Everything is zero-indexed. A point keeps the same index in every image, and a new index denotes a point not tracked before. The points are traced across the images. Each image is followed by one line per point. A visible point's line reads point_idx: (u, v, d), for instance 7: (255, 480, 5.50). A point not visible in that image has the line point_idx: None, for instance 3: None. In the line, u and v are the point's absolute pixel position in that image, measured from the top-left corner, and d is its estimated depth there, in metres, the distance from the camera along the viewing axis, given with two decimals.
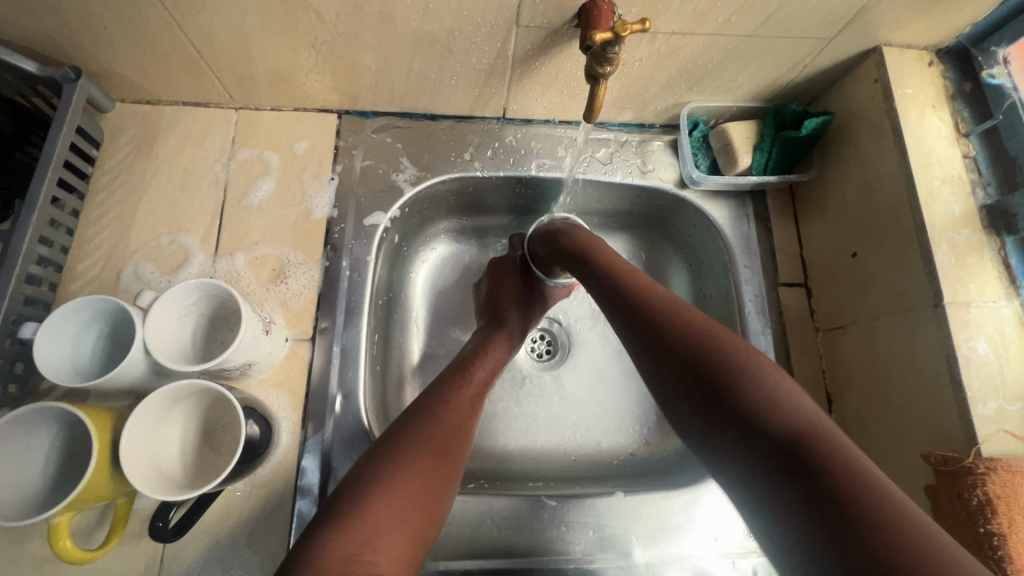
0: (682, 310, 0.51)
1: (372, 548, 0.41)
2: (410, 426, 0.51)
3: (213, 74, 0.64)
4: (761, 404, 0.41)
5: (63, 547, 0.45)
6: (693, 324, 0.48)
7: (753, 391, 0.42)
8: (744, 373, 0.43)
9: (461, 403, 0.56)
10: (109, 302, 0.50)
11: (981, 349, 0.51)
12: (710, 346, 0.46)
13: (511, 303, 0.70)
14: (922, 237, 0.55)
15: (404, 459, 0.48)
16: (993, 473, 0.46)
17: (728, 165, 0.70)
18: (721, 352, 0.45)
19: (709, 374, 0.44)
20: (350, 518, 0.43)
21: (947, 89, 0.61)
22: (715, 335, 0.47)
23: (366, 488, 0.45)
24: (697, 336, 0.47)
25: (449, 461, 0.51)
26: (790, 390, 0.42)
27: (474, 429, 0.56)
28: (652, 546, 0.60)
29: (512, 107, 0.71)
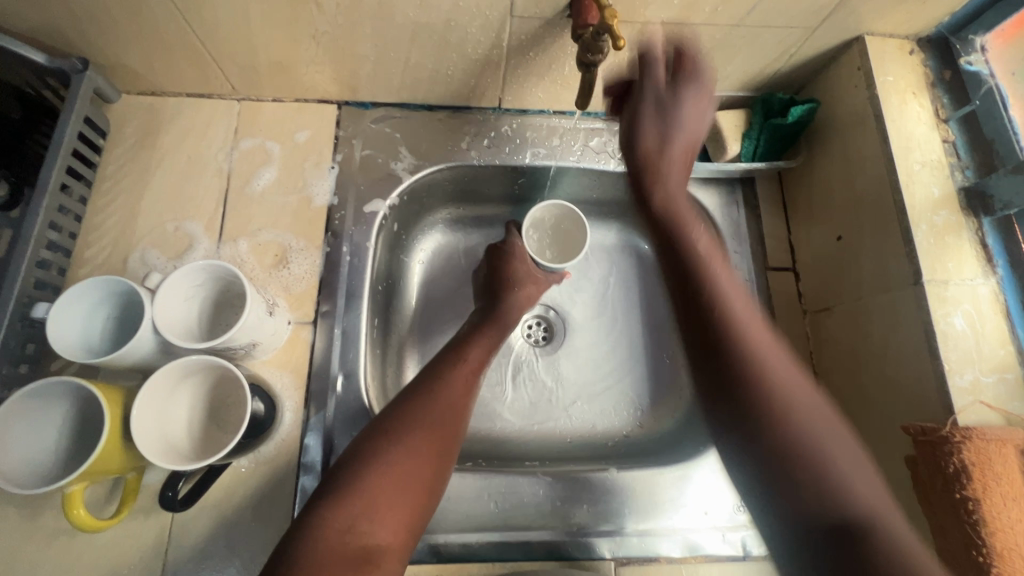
0: (770, 371, 0.49)
1: (367, 521, 0.45)
2: (406, 403, 0.54)
3: (216, 65, 0.66)
4: (822, 485, 0.43)
5: (78, 514, 0.46)
6: (781, 386, 0.47)
7: (823, 474, 0.43)
8: (819, 458, 0.44)
9: (456, 381, 0.58)
10: (118, 282, 0.52)
11: (958, 324, 0.53)
12: (792, 416, 0.46)
13: (510, 286, 0.72)
14: (902, 218, 0.57)
15: (400, 435, 0.50)
16: (968, 441, 0.48)
17: (718, 152, 0.72)
18: (799, 424, 0.45)
19: (779, 440, 0.45)
20: (349, 493, 0.46)
21: (928, 76, 0.63)
22: (805, 409, 0.46)
23: (363, 465, 0.48)
24: (784, 417, 0.46)
25: (447, 434, 0.53)
26: (859, 472, 0.43)
27: (471, 407, 0.58)
28: (644, 521, 0.62)
29: (507, 97, 0.73)
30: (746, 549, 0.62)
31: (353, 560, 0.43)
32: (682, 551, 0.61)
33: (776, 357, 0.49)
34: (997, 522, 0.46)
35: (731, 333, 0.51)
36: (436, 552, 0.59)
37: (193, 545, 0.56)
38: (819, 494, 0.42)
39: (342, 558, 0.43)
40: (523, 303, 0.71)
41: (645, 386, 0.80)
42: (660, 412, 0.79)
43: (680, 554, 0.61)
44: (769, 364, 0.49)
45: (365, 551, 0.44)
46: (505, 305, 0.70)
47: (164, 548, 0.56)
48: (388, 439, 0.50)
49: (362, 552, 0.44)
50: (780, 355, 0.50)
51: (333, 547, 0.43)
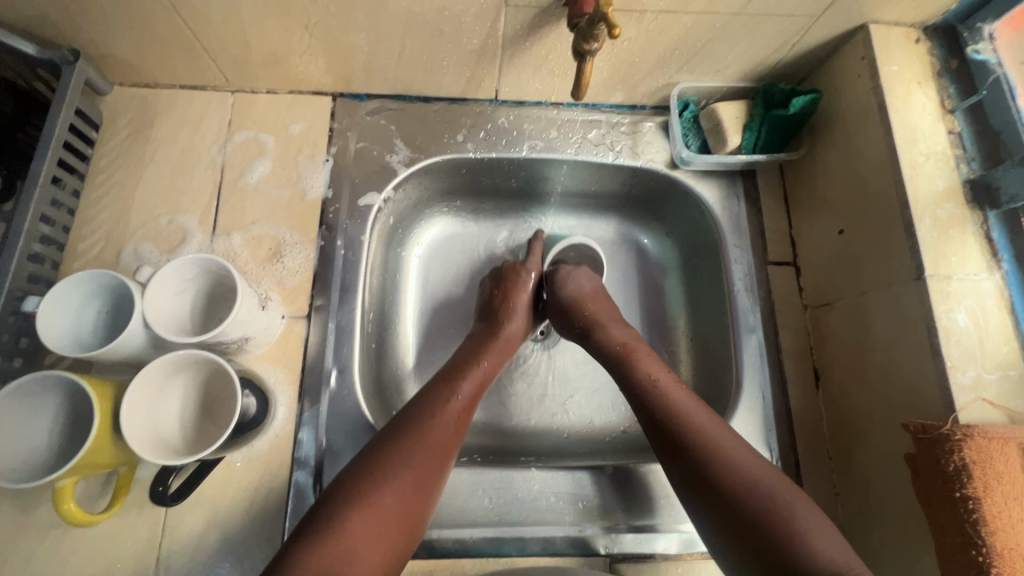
0: (721, 438, 0.50)
1: (346, 562, 0.43)
2: (394, 439, 0.51)
3: (209, 57, 0.65)
4: (795, 545, 0.43)
5: (68, 509, 0.47)
6: (731, 453, 0.49)
7: (790, 533, 0.43)
8: (780, 515, 0.44)
9: (447, 418, 0.55)
10: (108, 277, 0.52)
11: (961, 320, 0.52)
12: (754, 483, 0.47)
13: (513, 313, 0.70)
14: (905, 212, 0.56)
15: (386, 472, 0.48)
16: (969, 439, 0.47)
17: (718, 145, 0.71)
18: (755, 489, 0.46)
19: (745, 507, 0.46)
20: (328, 531, 0.44)
21: (934, 66, 0.61)
22: (755, 476, 0.47)
23: (345, 502, 0.46)
24: (745, 486, 0.46)
25: (432, 474, 0.51)
26: (821, 529, 0.44)
27: (459, 443, 0.55)
28: (640, 517, 0.62)
29: (504, 89, 0.72)
30: None
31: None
32: (678, 546, 0.60)
33: (711, 424, 0.52)
34: (997, 521, 0.45)
35: (675, 419, 0.52)
36: (429, 548, 0.59)
37: (187, 538, 0.56)
38: (790, 556, 0.42)
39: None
40: (519, 333, 0.69)
41: None
42: None
43: (676, 549, 0.60)
44: (712, 435, 0.50)
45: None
46: (502, 334, 0.67)
47: (158, 542, 0.56)
48: (373, 476, 0.48)
49: None
50: (708, 417, 0.52)
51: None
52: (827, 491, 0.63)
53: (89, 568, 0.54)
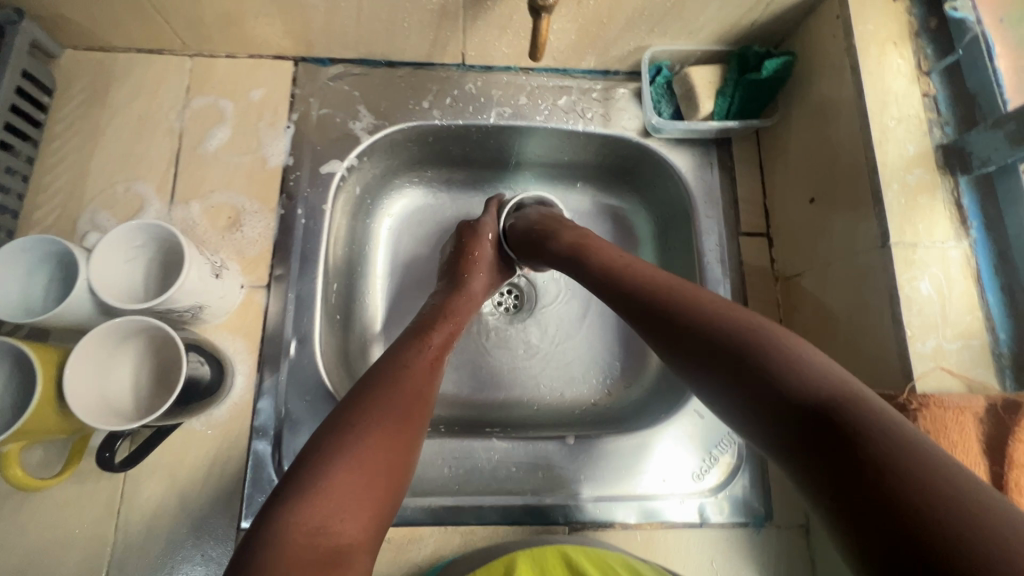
0: (699, 296, 0.46)
1: (337, 521, 0.42)
2: (371, 393, 0.50)
3: (160, 18, 0.63)
4: (787, 369, 0.37)
5: (14, 474, 0.46)
6: (716, 306, 0.44)
7: (779, 361, 0.37)
8: (769, 348, 0.39)
9: (421, 366, 0.56)
10: (52, 243, 0.51)
11: (925, 288, 0.51)
12: (739, 327, 0.41)
13: (476, 267, 0.71)
14: (873, 177, 0.54)
15: (365, 426, 0.47)
16: (924, 409, 0.47)
17: (691, 111, 0.69)
18: (740, 328, 0.41)
19: (724, 347, 0.41)
20: (314, 487, 0.43)
21: (911, 26, 0.58)
22: (733, 318, 0.42)
23: (325, 461, 0.44)
24: (731, 327, 0.41)
25: (410, 427, 0.50)
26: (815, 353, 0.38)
27: (436, 391, 0.56)
28: (602, 486, 0.62)
29: (470, 52, 0.70)
30: (704, 516, 0.61)
31: (325, 563, 0.40)
32: (637, 517, 0.61)
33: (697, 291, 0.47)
34: None
35: (655, 292, 0.48)
36: None
37: (145, 504, 0.57)
38: (781, 376, 0.36)
39: (311, 563, 0.39)
40: (479, 291, 0.70)
41: (614, 354, 0.80)
42: (629, 380, 0.78)
43: (635, 520, 0.61)
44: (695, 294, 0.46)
45: (337, 551, 0.41)
46: (464, 289, 0.69)
47: (116, 509, 0.56)
48: (354, 431, 0.46)
49: (333, 552, 0.41)
50: (657, 273, 0.51)
51: (300, 552, 0.40)
52: None
53: (47, 533, 0.55)
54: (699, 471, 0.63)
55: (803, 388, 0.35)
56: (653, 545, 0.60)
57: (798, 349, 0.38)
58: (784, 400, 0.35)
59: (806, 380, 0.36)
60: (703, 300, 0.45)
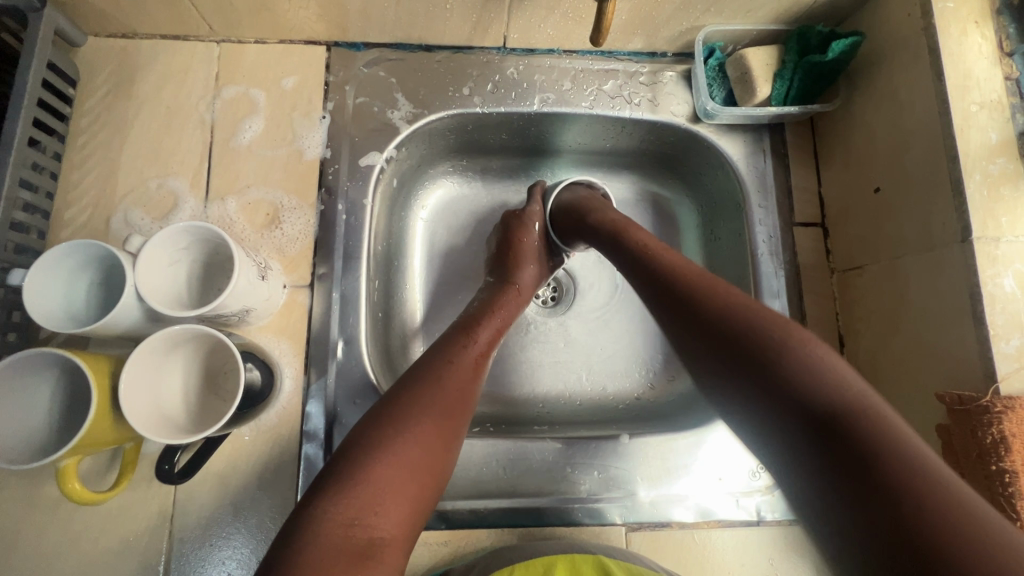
0: (715, 284, 0.48)
1: (372, 513, 0.41)
2: (413, 385, 0.49)
3: (190, 2, 0.59)
4: (836, 398, 0.37)
5: (72, 489, 0.45)
6: (805, 337, 0.41)
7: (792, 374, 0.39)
8: (793, 348, 0.40)
9: (465, 363, 0.53)
10: (98, 247, 0.48)
11: (1008, 285, 0.49)
12: (755, 322, 0.43)
13: (529, 258, 0.68)
14: (953, 167, 0.51)
15: (407, 423, 0.46)
16: (1010, 412, 0.45)
17: (746, 96, 0.66)
18: (760, 329, 0.42)
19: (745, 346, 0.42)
20: (350, 475, 0.42)
21: (992, 3, 0.55)
22: (746, 307, 0.44)
23: (362, 450, 0.44)
24: (799, 355, 0.40)
25: (452, 424, 0.48)
26: (833, 363, 0.39)
27: (479, 392, 0.53)
28: (657, 486, 0.61)
29: (513, 35, 0.67)
30: (760, 514, 0.61)
31: (357, 555, 0.39)
32: (694, 516, 0.60)
33: (762, 312, 0.44)
34: None
35: (693, 294, 0.47)
36: (445, 518, 0.58)
37: (199, 511, 0.56)
38: (795, 385, 0.38)
39: (345, 554, 0.38)
40: (528, 284, 0.67)
41: (655, 347, 0.78)
42: (672, 374, 0.77)
43: (693, 519, 0.60)
44: (751, 312, 0.44)
45: (368, 545, 0.39)
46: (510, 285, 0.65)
47: (169, 516, 0.55)
48: (394, 426, 0.45)
49: (365, 546, 0.39)
50: (675, 257, 0.53)
51: (334, 542, 0.39)
52: None
53: (104, 542, 0.54)
54: (756, 469, 0.62)
55: (822, 400, 0.37)
56: (713, 545, 0.60)
57: (815, 350, 0.40)
58: (791, 414, 0.38)
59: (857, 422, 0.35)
60: (717, 288, 0.47)
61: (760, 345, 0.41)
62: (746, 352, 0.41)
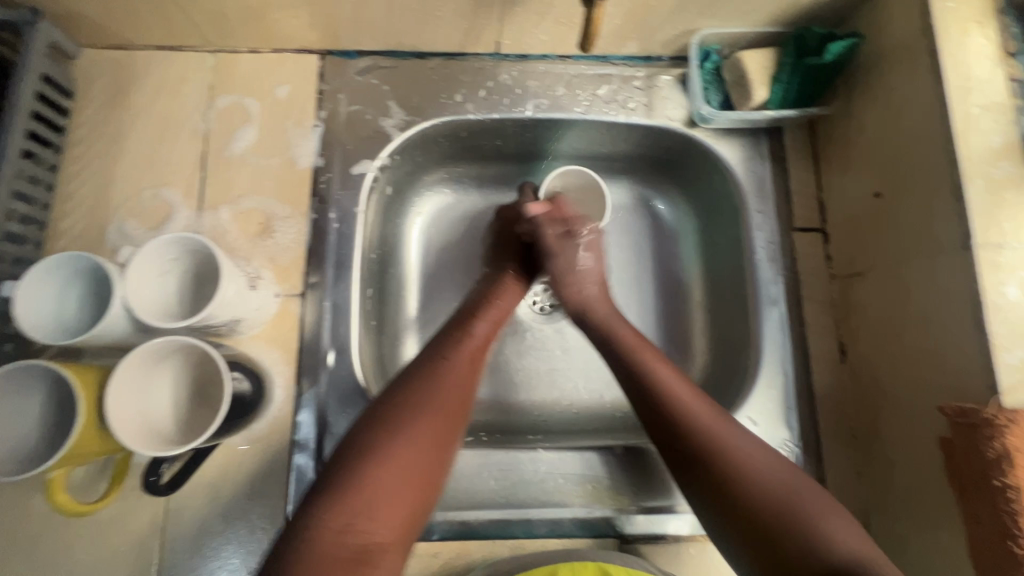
0: (703, 413, 0.48)
1: (367, 518, 0.40)
2: (409, 385, 0.49)
3: (183, 13, 0.60)
4: (808, 547, 0.39)
5: (60, 500, 0.46)
6: (750, 458, 0.44)
7: (807, 540, 0.39)
8: (801, 514, 0.40)
9: (460, 361, 0.52)
10: (87, 260, 0.49)
11: (1011, 294, 0.47)
12: (752, 472, 0.43)
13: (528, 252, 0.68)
14: (954, 172, 0.50)
15: (400, 424, 0.45)
16: (1013, 425, 0.44)
17: (742, 100, 0.65)
18: (763, 487, 0.42)
19: (749, 508, 0.42)
20: (344, 479, 0.41)
21: (995, 2, 0.53)
22: (742, 452, 0.44)
23: (357, 453, 0.43)
24: (738, 473, 0.44)
25: (450, 418, 0.47)
26: (837, 522, 0.40)
27: (476, 389, 0.52)
28: (652, 497, 0.60)
29: (506, 41, 0.66)
30: None
31: (351, 562, 0.38)
32: (690, 528, 0.59)
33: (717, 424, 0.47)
34: None
35: (678, 420, 0.47)
36: (435, 530, 0.57)
37: (189, 521, 0.56)
38: (809, 549, 0.38)
39: (340, 562, 0.38)
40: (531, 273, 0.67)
41: None
42: None
43: (688, 531, 0.59)
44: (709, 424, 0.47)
45: (363, 551, 0.38)
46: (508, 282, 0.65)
47: (161, 527, 0.55)
48: (386, 427, 0.44)
49: (358, 554, 0.38)
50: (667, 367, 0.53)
51: (328, 550, 0.38)
52: (849, 473, 0.61)
53: (96, 551, 0.54)
54: None
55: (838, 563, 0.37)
56: (709, 557, 0.58)
57: (819, 516, 0.40)
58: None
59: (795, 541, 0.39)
60: (703, 419, 0.47)
61: (711, 463, 0.45)
62: (750, 508, 0.42)
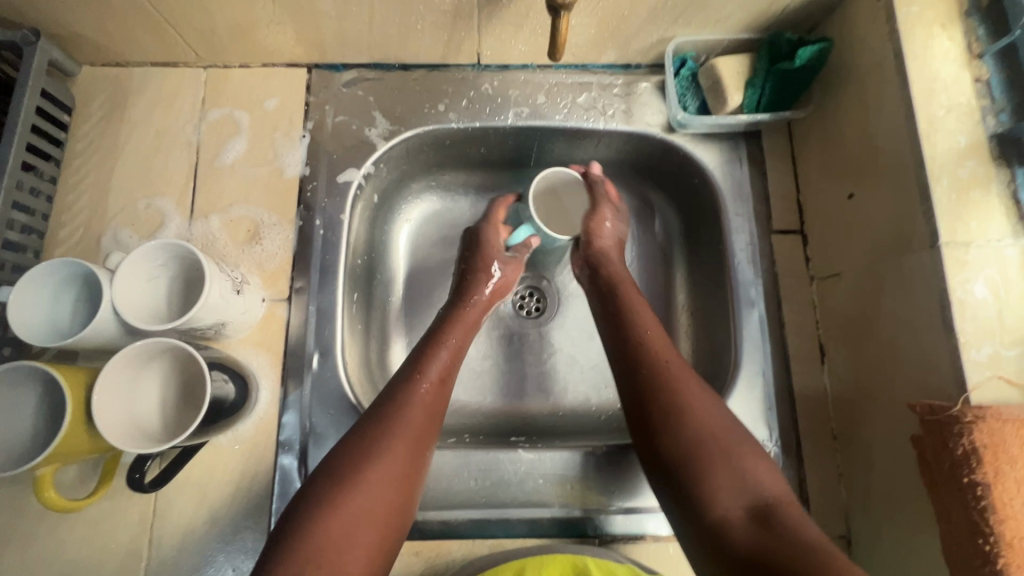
0: (672, 360, 0.55)
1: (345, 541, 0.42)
2: (364, 437, 0.48)
3: (175, 31, 0.62)
4: (733, 484, 0.47)
5: (49, 497, 0.47)
6: (752, 467, 0.48)
7: (734, 471, 0.47)
8: (735, 458, 0.48)
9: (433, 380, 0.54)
10: (78, 265, 0.51)
11: (978, 291, 0.47)
12: (706, 417, 0.50)
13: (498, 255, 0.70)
14: (920, 172, 0.50)
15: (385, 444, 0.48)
16: (981, 421, 0.43)
17: (717, 105, 0.66)
18: (708, 428, 0.49)
19: (693, 440, 0.49)
20: (299, 545, 0.41)
21: (960, 5, 0.54)
22: (699, 401, 0.51)
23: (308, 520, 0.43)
24: (741, 472, 0.47)
25: (424, 440, 0.50)
26: (764, 468, 0.48)
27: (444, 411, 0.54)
28: (631, 497, 0.60)
29: (486, 52, 0.68)
30: None
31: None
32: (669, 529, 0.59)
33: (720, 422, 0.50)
34: (1007, 510, 0.42)
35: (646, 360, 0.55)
36: (416, 529, 0.59)
37: (177, 519, 0.57)
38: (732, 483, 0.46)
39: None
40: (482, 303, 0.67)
41: None
42: None
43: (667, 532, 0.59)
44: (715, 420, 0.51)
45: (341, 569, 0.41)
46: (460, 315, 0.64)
47: (149, 525, 0.57)
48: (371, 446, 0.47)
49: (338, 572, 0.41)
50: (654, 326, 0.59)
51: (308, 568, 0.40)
52: (829, 473, 0.61)
53: (86, 549, 0.56)
54: None
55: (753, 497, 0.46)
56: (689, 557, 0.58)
57: (749, 461, 0.48)
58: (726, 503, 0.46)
59: (784, 529, 0.43)
60: (676, 365, 0.54)
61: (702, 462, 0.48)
62: (692, 439, 0.49)
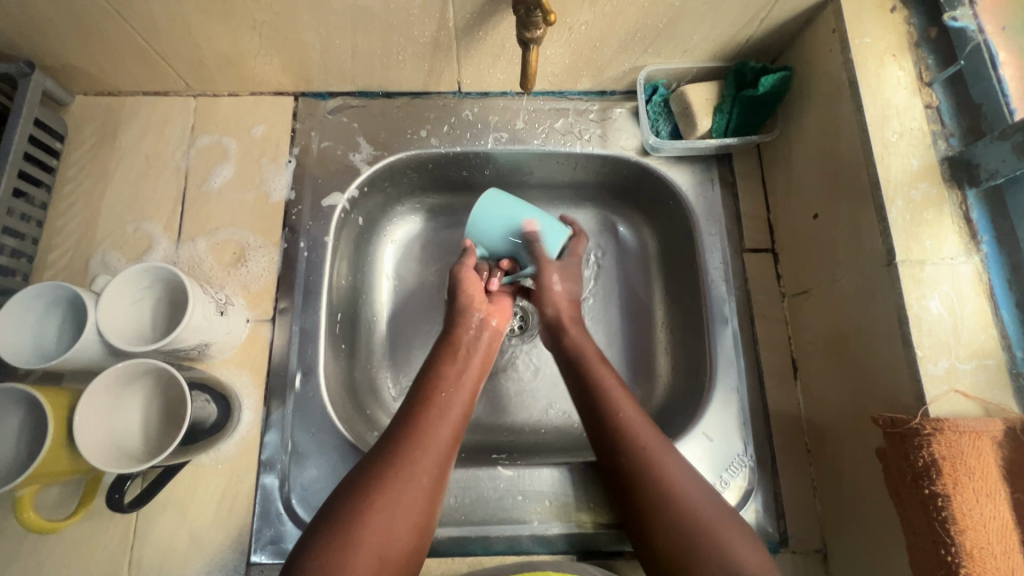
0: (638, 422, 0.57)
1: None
2: (364, 479, 0.49)
3: (165, 62, 0.65)
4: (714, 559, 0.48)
5: (28, 518, 0.48)
6: (731, 540, 0.49)
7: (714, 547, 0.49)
8: (714, 531, 0.49)
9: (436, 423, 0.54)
10: (64, 288, 0.52)
11: (934, 307, 0.49)
12: (676, 484, 0.52)
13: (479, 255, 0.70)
14: (875, 193, 0.53)
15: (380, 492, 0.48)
16: (939, 433, 0.45)
17: (688, 130, 0.69)
18: (679, 493, 0.52)
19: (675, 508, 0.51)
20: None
21: (910, 36, 0.57)
22: (670, 468, 0.54)
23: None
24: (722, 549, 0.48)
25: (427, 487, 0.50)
26: (746, 543, 0.49)
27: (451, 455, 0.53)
28: (609, 513, 0.61)
29: (466, 81, 0.71)
30: None
31: None
32: None
33: (689, 485, 0.52)
34: (967, 520, 0.43)
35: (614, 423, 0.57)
36: None
37: (156, 539, 0.58)
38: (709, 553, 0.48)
39: None
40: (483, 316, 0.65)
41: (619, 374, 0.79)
42: None
43: None
44: (686, 486, 0.52)
45: None
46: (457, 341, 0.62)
47: (129, 544, 0.57)
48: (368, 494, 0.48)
49: None
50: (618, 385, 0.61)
51: None
52: (804, 486, 0.62)
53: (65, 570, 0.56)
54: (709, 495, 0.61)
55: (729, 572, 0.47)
56: None
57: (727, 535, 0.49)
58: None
59: None
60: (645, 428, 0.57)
61: (683, 533, 0.50)
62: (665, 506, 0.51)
